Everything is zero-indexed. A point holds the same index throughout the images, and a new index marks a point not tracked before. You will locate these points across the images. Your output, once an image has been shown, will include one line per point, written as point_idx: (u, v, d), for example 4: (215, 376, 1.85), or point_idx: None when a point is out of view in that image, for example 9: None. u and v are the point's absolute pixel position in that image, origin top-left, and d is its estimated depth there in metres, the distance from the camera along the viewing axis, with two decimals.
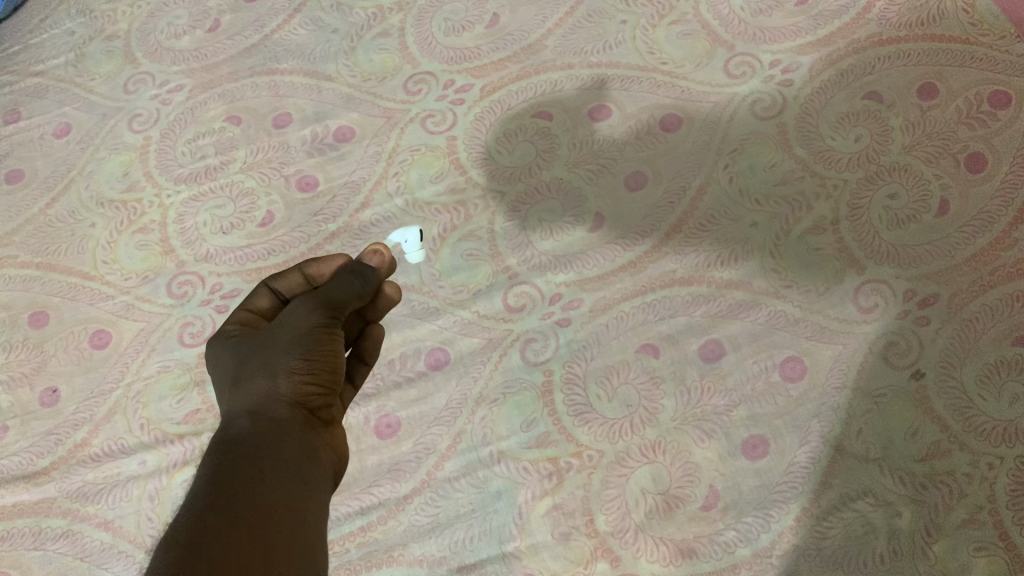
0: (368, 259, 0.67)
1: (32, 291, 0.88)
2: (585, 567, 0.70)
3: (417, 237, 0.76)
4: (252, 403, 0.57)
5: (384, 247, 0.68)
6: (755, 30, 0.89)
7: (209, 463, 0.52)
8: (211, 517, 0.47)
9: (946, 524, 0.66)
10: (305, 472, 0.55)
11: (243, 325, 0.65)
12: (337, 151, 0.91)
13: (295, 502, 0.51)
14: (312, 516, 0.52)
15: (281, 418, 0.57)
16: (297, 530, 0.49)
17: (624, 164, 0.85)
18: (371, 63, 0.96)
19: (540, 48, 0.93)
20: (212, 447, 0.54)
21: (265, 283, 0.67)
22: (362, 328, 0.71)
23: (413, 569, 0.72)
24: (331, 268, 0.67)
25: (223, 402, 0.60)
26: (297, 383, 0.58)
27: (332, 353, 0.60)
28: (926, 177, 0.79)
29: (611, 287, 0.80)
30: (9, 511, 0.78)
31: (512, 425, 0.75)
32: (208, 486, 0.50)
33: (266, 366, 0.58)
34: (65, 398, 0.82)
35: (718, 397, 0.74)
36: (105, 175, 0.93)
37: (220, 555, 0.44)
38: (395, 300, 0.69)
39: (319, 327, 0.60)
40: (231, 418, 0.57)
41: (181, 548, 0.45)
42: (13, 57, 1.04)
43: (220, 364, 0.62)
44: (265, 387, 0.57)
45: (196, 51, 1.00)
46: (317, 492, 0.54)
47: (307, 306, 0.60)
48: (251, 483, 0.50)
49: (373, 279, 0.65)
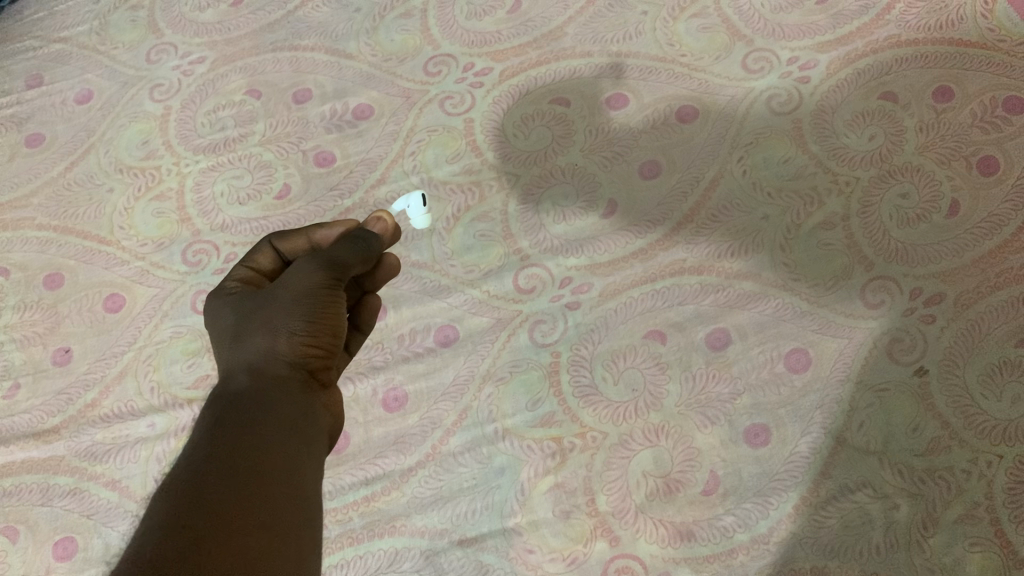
0: (372, 225, 0.69)
1: (48, 253, 0.89)
2: (585, 545, 0.71)
3: (421, 201, 0.74)
4: (252, 359, 0.58)
5: (387, 215, 0.69)
6: (775, 26, 0.90)
7: (209, 415, 0.53)
8: (209, 466, 0.47)
9: (943, 518, 0.67)
10: (304, 431, 0.55)
11: (244, 283, 0.66)
12: (355, 128, 0.92)
13: (293, 460, 0.51)
14: (309, 475, 0.51)
15: (280, 375, 0.57)
16: (294, 489, 0.49)
17: (638, 152, 0.86)
18: (393, 43, 0.96)
19: (560, 35, 0.94)
20: (213, 401, 0.55)
21: (268, 242, 0.69)
22: (360, 297, 0.72)
23: (414, 540, 0.73)
24: (336, 234, 0.68)
25: (222, 358, 0.60)
26: (298, 343, 0.59)
27: (334, 316, 0.61)
28: (937, 178, 0.79)
29: (621, 272, 0.81)
30: (18, 467, 0.80)
31: (518, 403, 0.76)
32: (208, 437, 0.50)
33: (268, 325, 0.59)
34: (76, 358, 0.83)
35: (723, 384, 0.75)
36: (124, 142, 0.95)
37: (218, 503, 0.44)
38: (395, 270, 0.70)
39: (323, 288, 0.61)
40: (231, 374, 0.57)
41: (178, 494, 0.45)
42: (37, 23, 1.05)
43: (219, 321, 0.62)
44: (266, 344, 0.58)
45: (220, 24, 1.01)
46: (315, 453, 0.54)
47: (311, 266, 0.61)
48: (249, 438, 0.50)
49: (376, 245, 0.66)
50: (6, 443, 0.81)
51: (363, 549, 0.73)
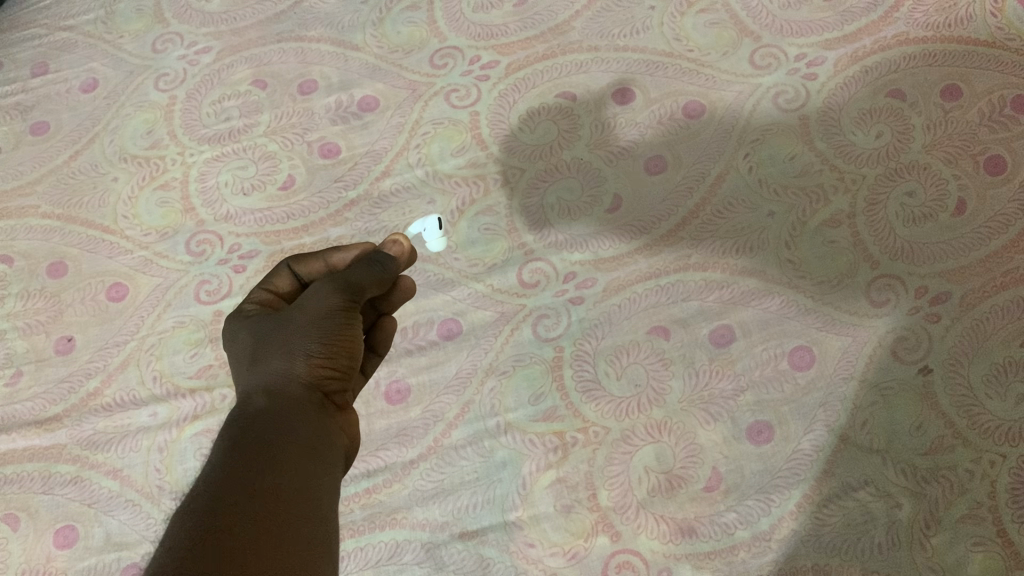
0: (389, 247, 0.66)
1: (52, 241, 0.89)
2: (586, 540, 0.71)
3: (437, 225, 0.74)
4: (269, 380, 0.58)
5: (404, 237, 0.67)
6: (783, 22, 0.90)
7: (227, 435, 0.53)
8: (228, 488, 0.47)
9: (945, 517, 0.67)
10: (320, 452, 0.54)
11: (260, 305, 0.66)
12: (360, 120, 0.91)
13: (311, 480, 0.51)
14: (327, 498, 0.51)
15: (297, 397, 0.57)
16: (312, 510, 0.49)
17: (645, 149, 0.86)
18: (399, 35, 0.96)
19: (567, 29, 0.93)
20: (229, 421, 0.55)
21: (287, 264, 0.69)
22: (376, 320, 0.72)
23: (415, 533, 0.73)
24: (351, 257, 0.68)
25: (239, 380, 0.60)
26: (315, 365, 0.59)
27: (349, 338, 0.61)
28: (944, 177, 0.79)
29: (625, 268, 0.80)
30: (20, 455, 0.79)
31: (520, 397, 0.76)
32: (226, 458, 0.50)
33: (285, 346, 0.59)
34: (79, 347, 0.83)
35: (726, 381, 0.74)
36: (129, 131, 0.94)
37: (236, 523, 0.45)
38: (411, 292, 0.70)
39: (338, 311, 0.61)
40: (248, 395, 0.57)
41: (199, 514, 0.45)
42: (43, 11, 1.04)
43: (238, 343, 0.63)
44: (283, 365, 0.58)
45: (226, 14, 1.00)
46: (332, 474, 0.54)
47: (328, 289, 0.62)
48: (267, 460, 0.50)
49: (393, 268, 0.64)
50: (7, 431, 0.80)
51: (364, 541, 0.73)
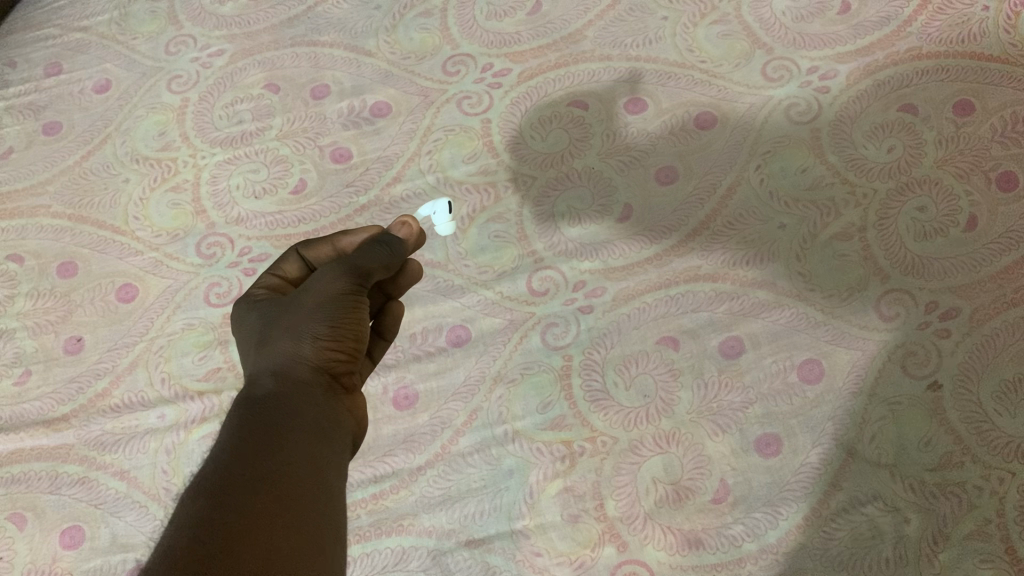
0: (396, 230, 0.69)
1: (62, 241, 0.89)
2: (592, 550, 0.71)
3: (446, 209, 0.79)
4: (277, 363, 0.57)
5: (413, 220, 0.70)
6: (796, 35, 0.90)
7: (236, 416, 0.53)
8: (234, 470, 0.47)
9: (954, 534, 0.67)
10: (327, 433, 0.54)
11: (270, 290, 0.67)
12: (372, 125, 0.92)
13: (319, 461, 0.51)
14: (335, 478, 0.51)
15: (303, 379, 0.57)
16: (320, 490, 0.49)
17: (656, 158, 0.86)
18: (411, 42, 0.96)
19: (580, 38, 0.94)
20: (238, 403, 0.55)
21: (295, 250, 0.69)
22: (383, 304, 0.72)
23: (421, 539, 0.73)
24: (361, 239, 0.69)
25: (247, 362, 0.60)
26: (322, 348, 0.59)
27: (357, 321, 0.61)
28: (956, 192, 0.79)
29: (635, 278, 0.80)
30: (27, 455, 0.79)
31: (528, 405, 0.76)
32: (233, 441, 0.50)
33: (292, 330, 0.59)
34: (88, 348, 0.83)
35: (735, 393, 0.74)
36: (141, 133, 0.95)
37: (244, 505, 0.45)
38: (417, 275, 0.71)
39: (345, 294, 0.61)
40: (256, 377, 0.57)
41: (206, 496, 0.46)
42: (57, 11, 1.05)
43: (246, 327, 0.63)
44: (290, 348, 0.58)
45: (239, 18, 1.01)
46: (340, 455, 0.54)
47: (335, 273, 0.62)
48: (276, 440, 0.50)
49: (400, 249, 0.66)
50: (15, 430, 0.80)
51: (370, 547, 0.73)
